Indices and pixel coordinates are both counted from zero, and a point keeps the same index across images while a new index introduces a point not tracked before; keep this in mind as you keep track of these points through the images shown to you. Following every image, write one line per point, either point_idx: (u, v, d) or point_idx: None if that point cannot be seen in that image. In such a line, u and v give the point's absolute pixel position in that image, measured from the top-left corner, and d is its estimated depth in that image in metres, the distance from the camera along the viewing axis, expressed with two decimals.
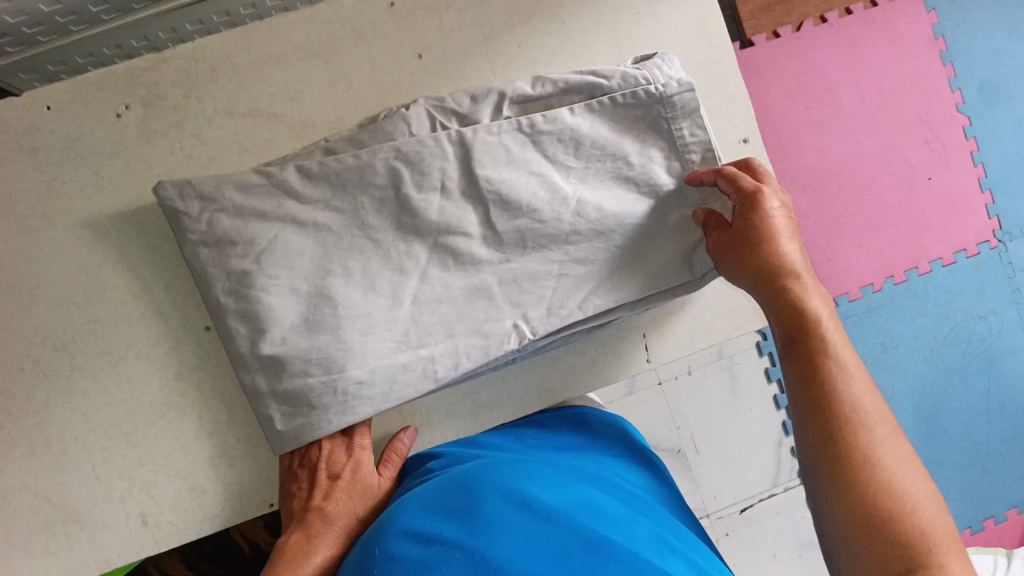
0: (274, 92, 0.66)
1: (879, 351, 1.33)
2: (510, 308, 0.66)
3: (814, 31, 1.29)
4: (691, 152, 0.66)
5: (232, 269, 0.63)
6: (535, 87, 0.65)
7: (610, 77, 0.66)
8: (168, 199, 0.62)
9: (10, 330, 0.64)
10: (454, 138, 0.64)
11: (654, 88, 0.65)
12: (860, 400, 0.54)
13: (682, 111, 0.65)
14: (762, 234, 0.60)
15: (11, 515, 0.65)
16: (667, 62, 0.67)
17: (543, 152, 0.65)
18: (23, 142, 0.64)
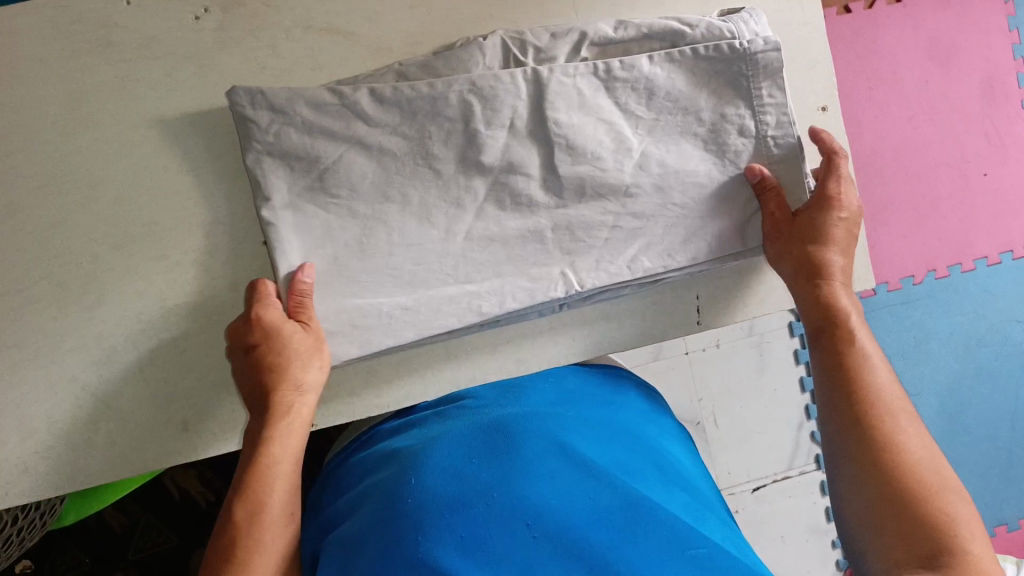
0: (353, 10, 0.65)
1: (912, 345, 1.32)
2: (560, 254, 0.68)
3: (886, 10, 1.25)
4: (766, 114, 0.66)
5: (294, 183, 0.62)
6: (617, 31, 0.65)
7: (694, 26, 0.65)
8: (239, 104, 0.60)
9: (70, 223, 0.65)
10: (530, 76, 0.63)
11: (738, 43, 0.64)
12: (882, 385, 0.56)
13: (763, 70, 0.65)
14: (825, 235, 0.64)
15: (58, 405, 0.66)
16: (754, 18, 0.66)
17: (615, 99, 0.65)
18: (100, 35, 0.64)
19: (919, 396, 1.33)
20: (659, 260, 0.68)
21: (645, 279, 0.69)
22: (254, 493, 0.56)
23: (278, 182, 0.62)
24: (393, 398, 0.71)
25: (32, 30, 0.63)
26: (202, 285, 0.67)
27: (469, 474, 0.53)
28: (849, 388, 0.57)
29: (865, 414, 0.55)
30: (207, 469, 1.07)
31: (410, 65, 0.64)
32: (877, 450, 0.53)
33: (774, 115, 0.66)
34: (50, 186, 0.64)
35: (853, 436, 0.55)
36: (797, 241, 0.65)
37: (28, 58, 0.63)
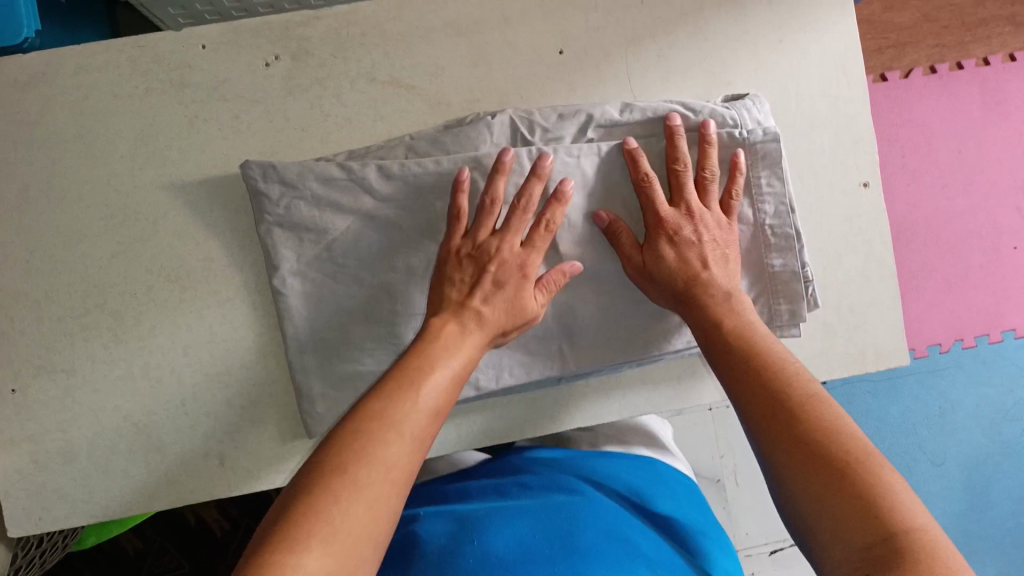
0: (417, 65, 0.67)
1: (937, 415, 1.32)
2: (558, 328, 0.68)
3: (922, 80, 1.28)
4: (765, 201, 0.67)
5: (303, 253, 0.66)
6: (623, 114, 0.66)
7: (699, 112, 0.66)
8: (252, 179, 0.64)
9: (127, 255, 0.66)
10: (534, 155, 0.64)
11: (740, 133, 0.65)
12: (828, 425, 0.50)
13: (762, 159, 0.66)
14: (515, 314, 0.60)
15: (100, 433, 0.67)
16: (757, 105, 0.67)
17: (618, 180, 0.67)
18: (174, 76, 0.66)
19: (944, 467, 1.32)
20: (655, 344, 0.69)
21: (671, 352, 0.70)
22: (366, 454, 0.44)
23: (287, 254, 0.66)
24: (427, 449, 0.71)
25: (110, 68, 0.66)
26: (249, 324, 0.68)
27: (529, 554, 0.54)
28: (798, 437, 0.49)
29: (826, 450, 0.48)
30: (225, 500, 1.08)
31: (417, 137, 0.66)
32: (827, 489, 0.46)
33: (772, 203, 0.67)
34: (114, 217, 0.66)
35: (808, 481, 0.47)
36: (659, 281, 0.63)
37: (104, 95, 0.66)
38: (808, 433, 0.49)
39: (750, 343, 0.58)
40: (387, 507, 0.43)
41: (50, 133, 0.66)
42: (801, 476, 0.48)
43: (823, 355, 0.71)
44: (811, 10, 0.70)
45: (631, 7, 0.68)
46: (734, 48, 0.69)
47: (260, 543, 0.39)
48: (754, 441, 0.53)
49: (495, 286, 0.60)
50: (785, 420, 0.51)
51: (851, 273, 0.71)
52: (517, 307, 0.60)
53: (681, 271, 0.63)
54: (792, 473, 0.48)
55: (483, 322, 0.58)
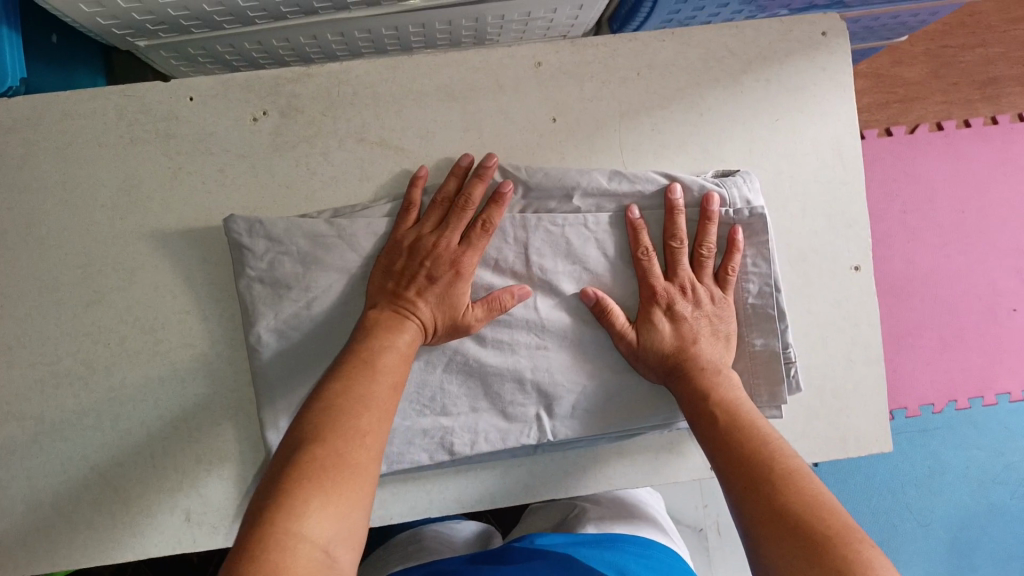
0: (407, 127, 0.67)
1: (925, 475, 1.30)
2: (536, 396, 0.67)
3: (927, 136, 1.27)
4: (749, 281, 0.66)
5: (280, 311, 0.65)
6: (611, 181, 0.66)
7: (689, 185, 0.65)
8: (236, 233, 0.64)
9: (104, 303, 0.66)
10: (517, 222, 0.66)
11: (727, 210, 0.65)
12: (812, 502, 0.49)
13: (750, 239, 0.66)
14: (446, 329, 0.62)
15: (65, 482, 0.66)
16: (748, 183, 0.65)
17: (603, 252, 0.67)
18: (160, 127, 0.66)
19: (930, 527, 1.31)
20: (632, 418, 0.68)
21: (649, 426, 0.69)
22: (346, 433, 0.49)
23: (265, 310, 0.65)
24: (398, 511, 0.69)
25: (96, 116, 0.65)
26: (222, 380, 0.67)
27: None
28: (780, 512, 0.49)
29: (808, 527, 0.47)
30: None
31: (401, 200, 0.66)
32: (808, 562, 0.45)
33: (757, 283, 0.66)
34: (92, 266, 0.66)
35: (790, 554, 0.47)
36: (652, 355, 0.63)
37: (88, 143, 0.65)
38: (791, 507, 0.49)
39: (735, 417, 0.58)
40: (367, 482, 0.47)
41: (32, 178, 0.65)
42: (782, 547, 0.47)
43: (804, 439, 0.70)
44: (810, 87, 0.69)
45: (628, 78, 0.67)
46: (729, 125, 0.68)
47: (251, 522, 0.42)
48: (739, 514, 0.52)
49: (432, 287, 0.61)
50: (769, 495, 0.51)
51: (836, 356, 0.70)
52: (451, 305, 0.62)
53: (675, 344, 0.63)
54: (774, 545, 0.48)
55: (418, 313, 0.61)
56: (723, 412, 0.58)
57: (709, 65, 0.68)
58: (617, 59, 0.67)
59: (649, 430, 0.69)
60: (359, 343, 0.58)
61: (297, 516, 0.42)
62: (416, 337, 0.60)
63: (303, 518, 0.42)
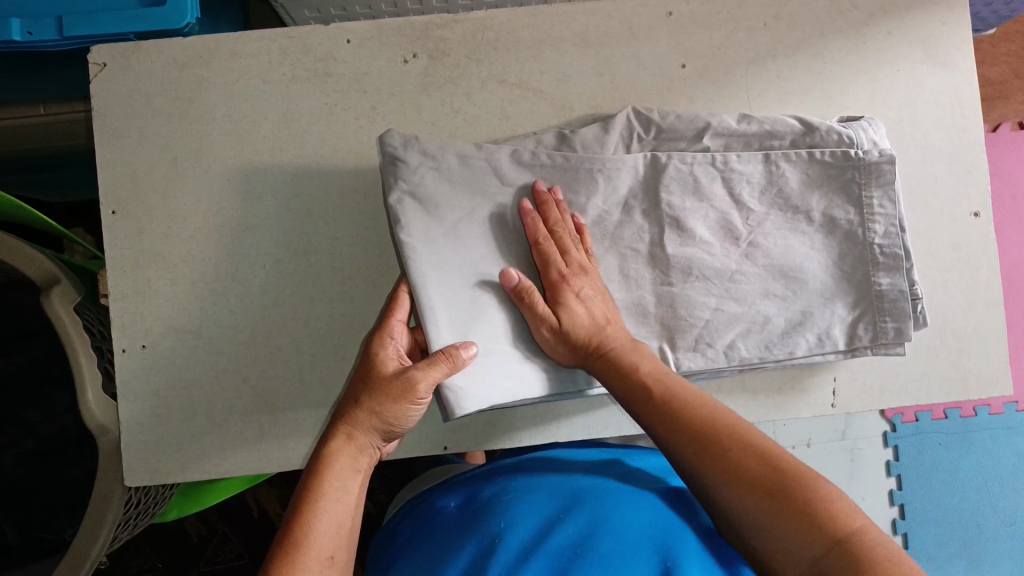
0: (544, 71, 0.71)
1: (1010, 472, 1.28)
2: (659, 329, 0.69)
3: (1009, 135, 1.28)
4: (875, 222, 0.68)
5: (428, 226, 0.63)
6: (740, 123, 0.68)
7: (816, 127, 0.67)
8: (391, 146, 0.63)
9: (261, 229, 0.71)
10: (648, 160, 0.67)
11: (856, 152, 0.67)
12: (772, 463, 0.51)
13: (876, 179, 0.67)
14: (394, 412, 0.59)
15: (219, 394, 0.72)
16: (874, 127, 0.68)
17: (730, 190, 0.68)
18: (319, 67, 0.71)
19: (1015, 526, 1.28)
20: (757, 351, 0.69)
21: (772, 362, 0.69)
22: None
23: (415, 227, 0.62)
24: (526, 433, 0.74)
25: (262, 55, 0.71)
26: (367, 302, 0.72)
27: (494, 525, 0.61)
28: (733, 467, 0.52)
29: (769, 477, 0.51)
30: (287, 492, 1.15)
31: (543, 135, 0.69)
32: (784, 512, 0.49)
33: (882, 224, 0.68)
34: (252, 192, 0.71)
35: (756, 501, 0.50)
36: (566, 333, 0.62)
37: (254, 80, 0.71)
38: (737, 453, 0.52)
39: (664, 385, 0.58)
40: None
41: (203, 111, 0.71)
42: (746, 495, 0.51)
43: (923, 378, 0.72)
44: (932, 40, 0.72)
45: (754, 28, 0.71)
46: (851, 73, 0.71)
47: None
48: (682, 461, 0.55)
49: (360, 387, 0.60)
50: (720, 449, 0.53)
51: (957, 298, 0.72)
52: (384, 390, 0.59)
53: (589, 324, 0.62)
54: (714, 470, 0.52)
55: (352, 415, 0.59)
56: (651, 376, 0.59)
57: (833, 17, 0.71)
58: (744, 10, 0.71)
59: (771, 367, 0.70)
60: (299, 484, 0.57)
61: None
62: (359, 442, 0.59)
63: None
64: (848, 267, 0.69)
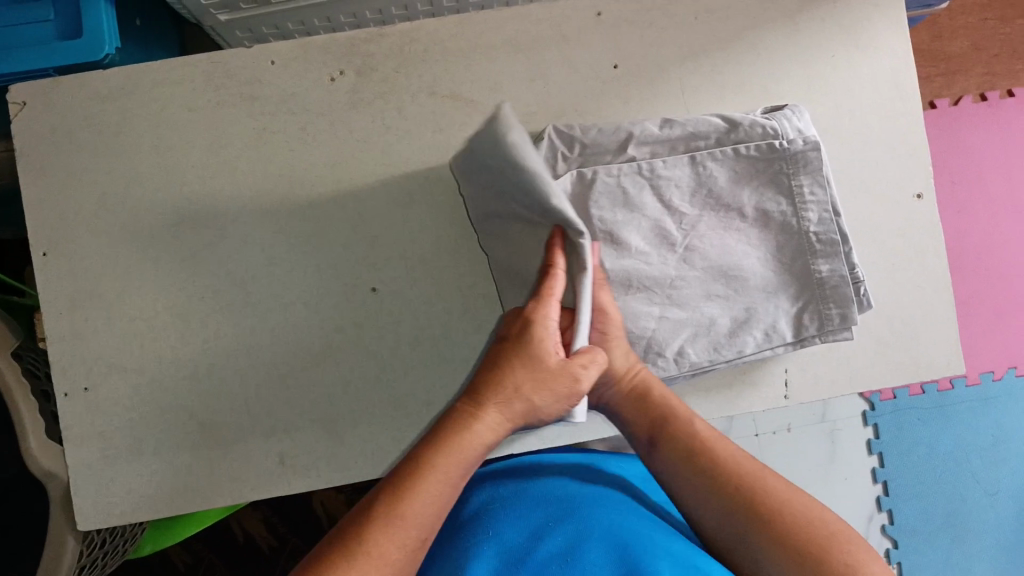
0: (476, 80, 0.70)
1: (988, 444, 1.26)
2: None
3: (972, 108, 1.26)
4: (808, 212, 0.67)
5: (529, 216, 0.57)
6: (663, 129, 0.66)
7: (738, 123, 0.66)
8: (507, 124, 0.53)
9: (198, 260, 0.70)
10: (575, 176, 0.66)
11: (781, 143, 0.65)
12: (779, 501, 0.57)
13: (804, 167, 0.66)
14: (541, 402, 0.54)
15: (165, 431, 0.70)
16: (797, 114, 0.66)
17: (660, 196, 0.67)
18: (244, 91, 0.70)
19: (996, 497, 1.25)
20: (706, 355, 0.69)
21: (722, 362, 0.70)
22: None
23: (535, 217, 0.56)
24: None
25: (185, 83, 0.70)
26: (311, 327, 0.70)
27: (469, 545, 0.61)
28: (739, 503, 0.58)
29: (799, 526, 0.55)
30: (270, 514, 1.12)
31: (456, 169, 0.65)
32: (781, 550, 0.55)
33: (816, 213, 0.67)
34: (185, 223, 0.70)
35: (779, 545, 0.55)
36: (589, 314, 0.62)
37: (178, 108, 0.70)
38: (762, 498, 0.58)
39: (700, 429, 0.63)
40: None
41: (128, 144, 0.70)
42: (766, 537, 0.56)
43: (874, 365, 0.71)
44: (863, 23, 0.71)
45: (686, 24, 0.70)
46: (786, 63, 0.70)
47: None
48: (713, 507, 0.59)
49: (521, 369, 0.54)
50: (748, 494, 0.58)
51: (904, 282, 0.71)
52: (547, 379, 0.54)
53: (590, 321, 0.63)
54: (744, 516, 0.57)
55: (502, 397, 0.54)
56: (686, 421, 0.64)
57: (764, 8, 0.70)
58: (675, 6, 0.70)
59: (722, 366, 0.70)
60: (418, 450, 0.52)
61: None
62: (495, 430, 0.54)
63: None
64: (788, 259, 0.68)
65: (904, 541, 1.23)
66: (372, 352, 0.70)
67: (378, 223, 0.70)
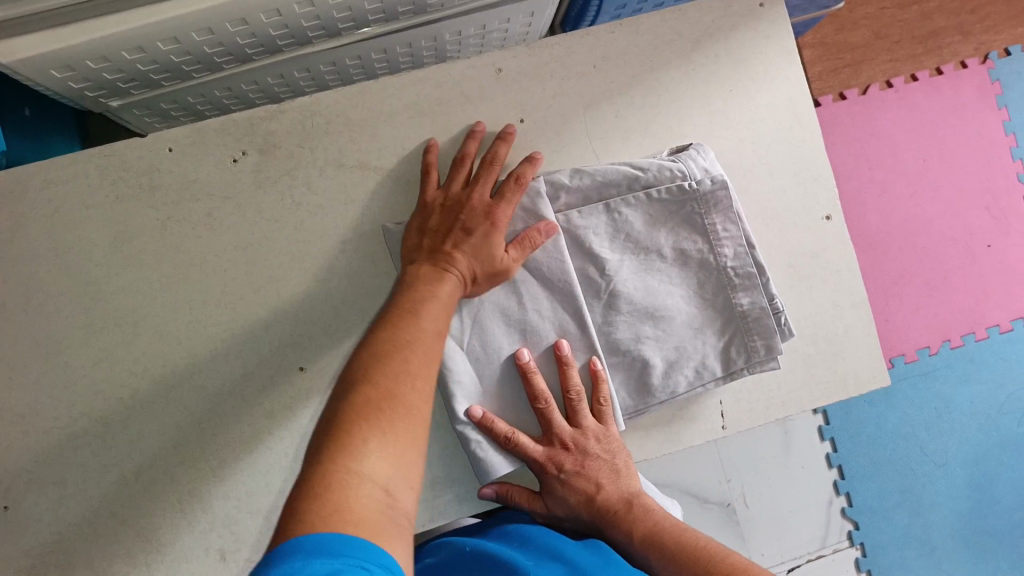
0: (383, 148, 0.69)
1: (934, 417, 1.27)
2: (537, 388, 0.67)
3: (879, 96, 1.27)
4: (723, 248, 0.68)
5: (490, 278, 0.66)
6: (573, 179, 0.67)
7: (647, 169, 0.67)
8: None
9: (113, 359, 0.68)
10: None
11: (690, 184, 0.66)
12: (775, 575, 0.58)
13: (715, 207, 0.67)
14: (490, 267, 0.63)
15: (97, 541, 0.67)
16: (702, 154, 0.68)
17: (581, 246, 0.67)
18: (143, 181, 0.68)
19: (946, 466, 1.27)
20: (639, 398, 0.69)
21: (656, 404, 0.69)
22: (399, 371, 0.51)
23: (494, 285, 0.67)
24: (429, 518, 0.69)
25: (79, 179, 0.67)
26: (241, 416, 0.68)
27: None
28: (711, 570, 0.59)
29: None
30: None
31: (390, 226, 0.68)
32: None
33: (731, 248, 0.68)
34: (95, 324, 0.67)
35: None
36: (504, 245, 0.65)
37: (74, 207, 0.67)
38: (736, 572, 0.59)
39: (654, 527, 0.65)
40: (417, 454, 0.48)
41: (26, 249, 0.67)
42: None
43: (804, 386, 0.72)
44: (759, 54, 0.72)
45: (586, 72, 0.70)
46: (687, 101, 0.71)
47: (314, 456, 0.45)
48: None
49: (477, 247, 0.62)
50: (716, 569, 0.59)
51: (824, 302, 0.72)
52: (495, 272, 0.63)
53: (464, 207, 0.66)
54: None
55: (460, 268, 0.62)
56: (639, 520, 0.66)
57: (660, 47, 0.71)
58: (572, 54, 0.70)
59: (654, 410, 0.69)
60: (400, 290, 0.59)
61: (353, 460, 0.44)
62: (456, 286, 0.61)
63: (368, 449, 0.45)
64: (709, 295, 0.69)
65: (865, 521, 1.23)
66: (307, 435, 0.68)
67: (300, 301, 0.69)
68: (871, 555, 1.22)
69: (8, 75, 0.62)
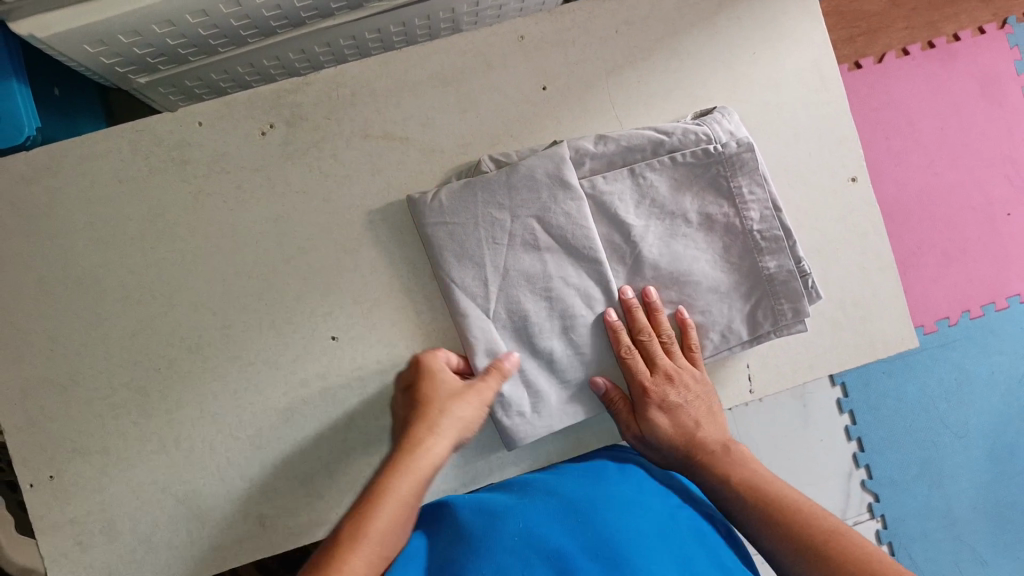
0: (409, 117, 0.70)
1: (953, 388, 1.27)
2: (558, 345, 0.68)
3: (896, 63, 1.25)
4: (750, 211, 0.68)
5: (513, 245, 0.67)
6: (598, 146, 0.68)
7: (671, 133, 0.67)
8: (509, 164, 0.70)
9: (150, 331, 0.69)
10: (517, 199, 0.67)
11: (715, 147, 0.67)
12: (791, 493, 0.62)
13: (741, 169, 0.67)
14: (428, 447, 0.60)
15: (139, 507, 0.69)
16: (727, 117, 0.68)
17: (607, 212, 0.68)
18: (174, 155, 0.69)
19: (968, 437, 1.27)
20: None
21: None
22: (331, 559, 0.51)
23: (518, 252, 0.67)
24: (459, 482, 0.70)
25: (112, 154, 0.68)
26: (275, 385, 0.69)
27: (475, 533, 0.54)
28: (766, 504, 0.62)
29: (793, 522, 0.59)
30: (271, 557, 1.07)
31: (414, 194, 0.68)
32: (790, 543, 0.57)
33: (757, 211, 0.68)
34: (131, 296, 0.69)
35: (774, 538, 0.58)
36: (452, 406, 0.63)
37: (108, 181, 0.68)
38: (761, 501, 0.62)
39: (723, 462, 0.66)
40: None
41: (61, 223, 0.68)
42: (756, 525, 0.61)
43: (830, 351, 0.73)
44: (781, 17, 0.72)
45: (609, 37, 0.71)
46: (709, 65, 0.71)
47: None
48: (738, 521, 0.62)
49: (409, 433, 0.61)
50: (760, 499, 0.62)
51: (850, 266, 0.73)
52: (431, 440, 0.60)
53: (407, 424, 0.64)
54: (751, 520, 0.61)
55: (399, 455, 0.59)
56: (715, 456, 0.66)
57: (683, 12, 0.71)
58: (594, 21, 0.70)
59: None
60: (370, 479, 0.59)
61: None
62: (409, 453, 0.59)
63: None
64: (736, 258, 0.69)
65: (884, 492, 1.23)
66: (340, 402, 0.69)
67: (330, 270, 0.70)
68: (892, 526, 1.24)
69: (41, 50, 0.63)
